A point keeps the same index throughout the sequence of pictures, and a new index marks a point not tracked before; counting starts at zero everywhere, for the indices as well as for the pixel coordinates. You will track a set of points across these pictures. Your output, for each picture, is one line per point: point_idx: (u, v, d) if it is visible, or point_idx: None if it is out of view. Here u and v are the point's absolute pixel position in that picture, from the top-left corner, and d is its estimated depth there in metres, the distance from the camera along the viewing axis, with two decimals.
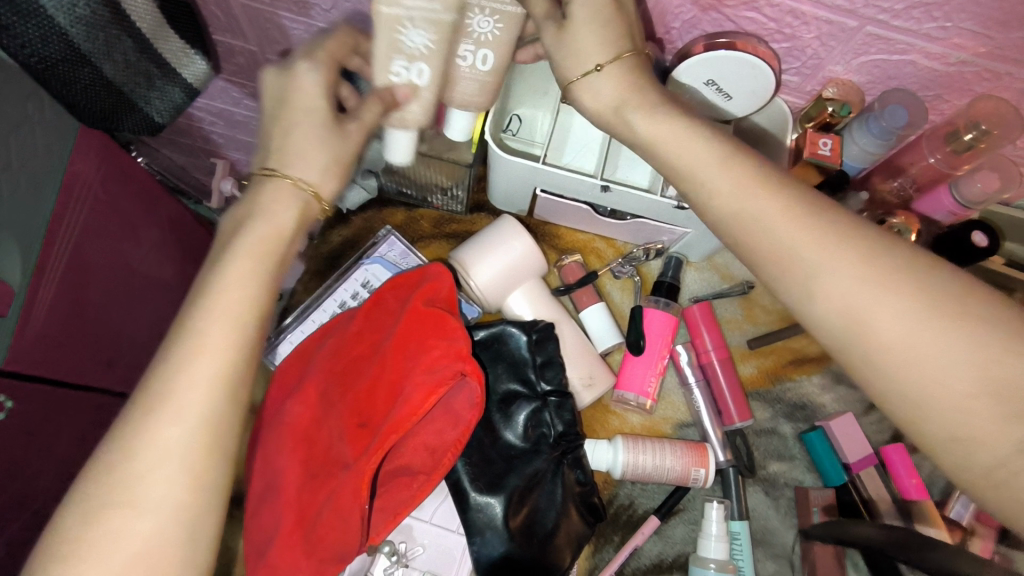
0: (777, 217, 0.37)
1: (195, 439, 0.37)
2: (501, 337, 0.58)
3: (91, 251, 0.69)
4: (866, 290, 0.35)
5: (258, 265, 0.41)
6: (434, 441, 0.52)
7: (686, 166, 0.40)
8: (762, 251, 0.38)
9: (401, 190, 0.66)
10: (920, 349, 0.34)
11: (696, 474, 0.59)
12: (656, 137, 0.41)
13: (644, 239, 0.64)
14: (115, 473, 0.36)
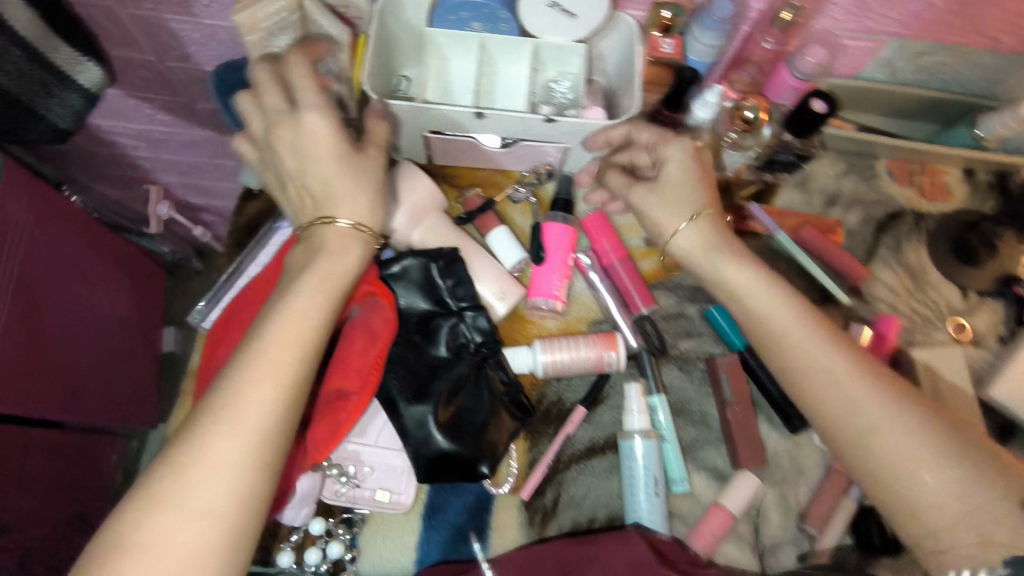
0: (803, 332, 0.55)
1: (259, 433, 0.45)
2: (411, 267, 0.64)
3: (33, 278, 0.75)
4: (884, 421, 0.51)
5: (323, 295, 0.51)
6: (359, 362, 0.59)
7: (759, 303, 0.58)
8: (815, 393, 0.54)
9: None
10: (872, 425, 0.52)
11: (609, 358, 0.65)
12: (691, 248, 0.61)
13: (532, 163, 0.71)
14: (192, 456, 0.44)
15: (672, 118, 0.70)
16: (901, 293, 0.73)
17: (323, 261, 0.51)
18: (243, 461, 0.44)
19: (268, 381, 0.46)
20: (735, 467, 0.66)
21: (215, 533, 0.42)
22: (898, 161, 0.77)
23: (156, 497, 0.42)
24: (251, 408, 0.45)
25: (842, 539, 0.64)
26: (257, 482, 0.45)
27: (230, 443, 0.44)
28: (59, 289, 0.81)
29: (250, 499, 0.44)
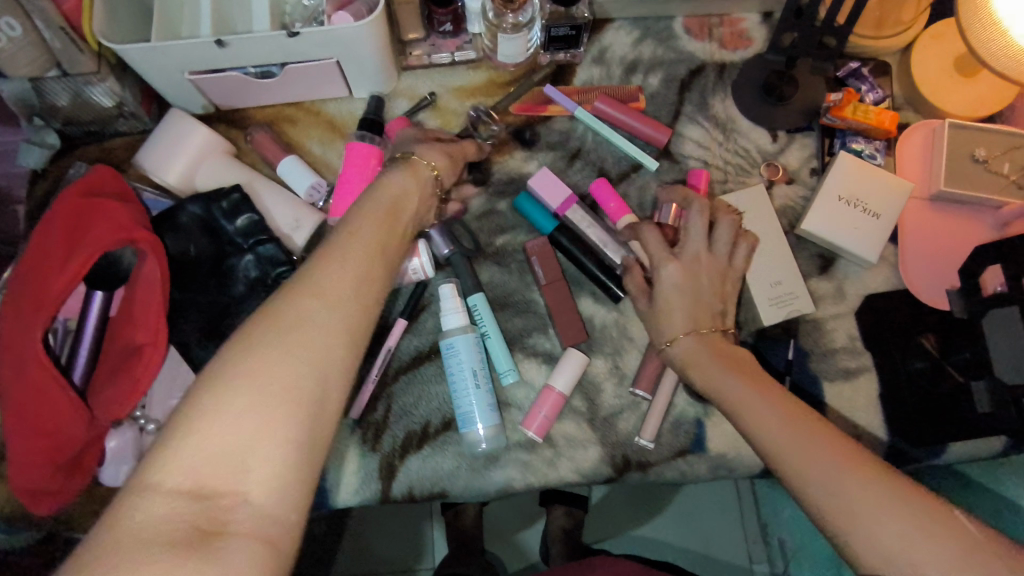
0: (797, 426, 0.48)
1: (318, 364, 0.42)
2: (181, 212, 0.62)
3: None
4: (900, 536, 0.42)
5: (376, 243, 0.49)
6: (140, 311, 0.57)
7: (747, 403, 0.51)
8: (818, 503, 0.45)
9: (82, 128, 0.69)
10: (860, 521, 0.43)
11: (413, 267, 0.64)
12: (681, 353, 0.58)
13: (314, 89, 0.70)
14: (244, 367, 0.40)
15: (446, 13, 0.69)
16: (710, 147, 0.73)
17: (388, 188, 0.54)
18: (328, 342, 0.42)
19: (352, 273, 0.46)
20: (563, 347, 0.66)
21: (296, 409, 0.40)
22: (694, 18, 0.76)
23: (259, 354, 0.41)
24: (307, 338, 0.42)
25: (673, 394, 0.65)
26: (335, 369, 0.43)
27: (321, 319, 0.43)
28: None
29: (328, 377, 0.42)
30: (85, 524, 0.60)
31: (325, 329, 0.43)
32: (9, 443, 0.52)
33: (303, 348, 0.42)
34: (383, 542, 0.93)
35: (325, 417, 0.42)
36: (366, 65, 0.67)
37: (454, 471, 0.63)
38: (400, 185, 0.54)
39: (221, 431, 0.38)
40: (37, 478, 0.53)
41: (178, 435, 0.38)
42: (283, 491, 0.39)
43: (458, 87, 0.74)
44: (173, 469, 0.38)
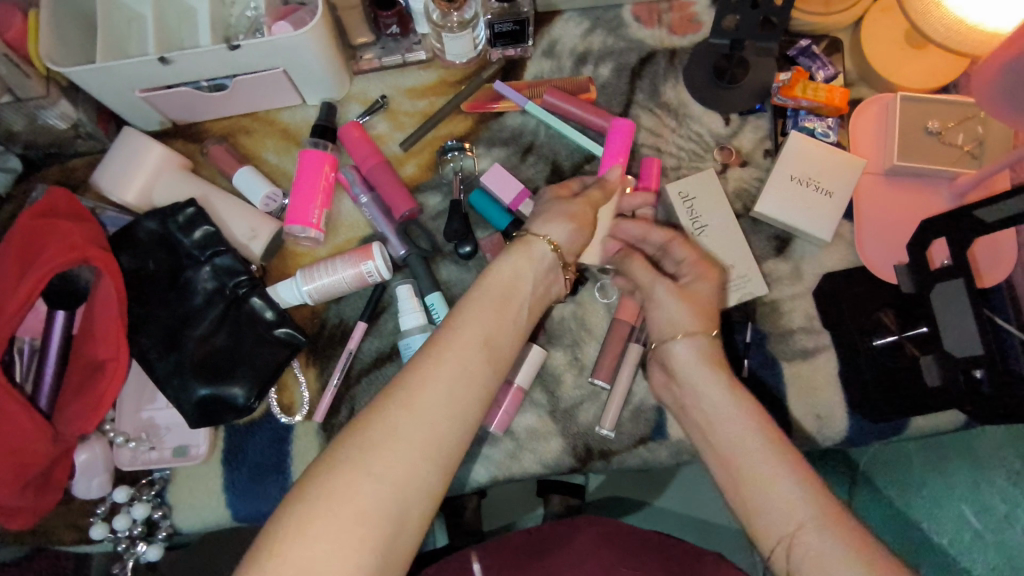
0: (794, 479, 0.45)
1: (393, 505, 0.40)
2: (137, 229, 0.64)
3: None
4: None
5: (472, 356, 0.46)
6: (99, 329, 0.59)
7: (724, 441, 0.48)
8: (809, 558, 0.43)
9: (44, 151, 0.70)
10: None
11: (368, 269, 0.65)
12: (702, 372, 0.53)
13: (266, 100, 0.71)
14: (318, 507, 0.39)
15: (392, 16, 0.70)
16: (663, 134, 0.73)
17: (499, 278, 0.51)
18: (412, 473, 0.41)
19: (447, 386, 0.44)
20: (521, 342, 0.67)
21: (375, 536, 0.39)
22: (642, 5, 0.75)
23: (340, 479, 0.40)
24: (381, 481, 0.40)
25: (632, 381, 0.66)
26: (428, 488, 0.42)
27: (411, 444, 0.42)
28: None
29: (411, 498, 0.41)
30: (62, 536, 0.61)
31: (403, 469, 0.41)
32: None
33: (378, 490, 0.40)
34: None
35: (404, 541, 0.41)
36: (315, 71, 0.68)
37: None
38: (508, 273, 0.51)
39: (301, 557, 0.38)
40: (3, 494, 0.54)
41: (254, 563, 0.38)
42: None
43: (409, 88, 0.74)
44: None
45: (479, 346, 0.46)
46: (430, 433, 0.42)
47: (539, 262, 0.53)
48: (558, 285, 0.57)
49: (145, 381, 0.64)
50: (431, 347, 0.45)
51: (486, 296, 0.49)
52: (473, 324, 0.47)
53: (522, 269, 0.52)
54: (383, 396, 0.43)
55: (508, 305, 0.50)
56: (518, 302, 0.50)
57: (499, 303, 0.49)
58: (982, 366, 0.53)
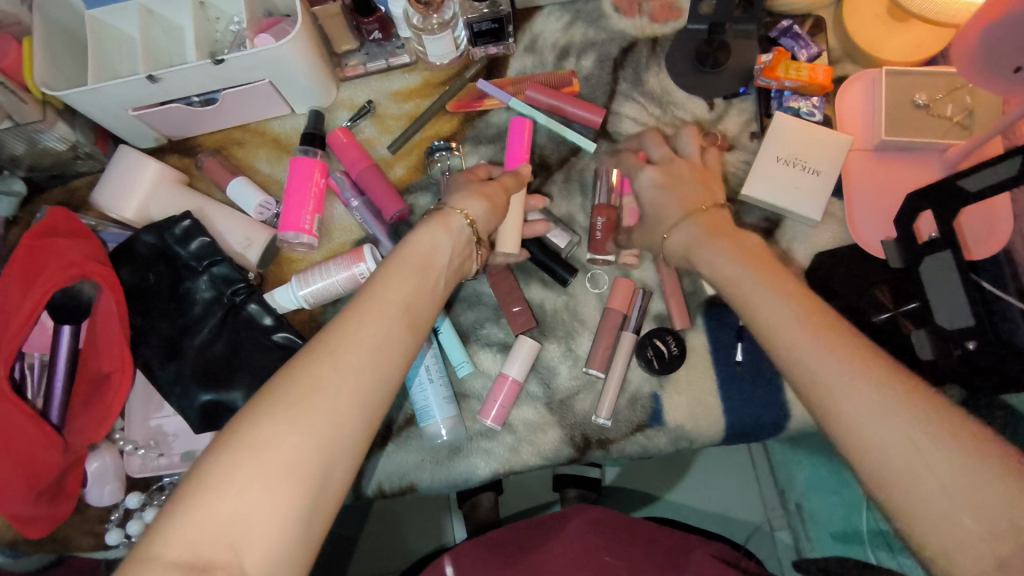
0: (867, 373, 0.41)
1: (319, 449, 0.39)
2: (135, 244, 0.65)
3: None
4: (877, 394, 0.40)
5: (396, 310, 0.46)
6: (105, 343, 0.61)
7: (787, 340, 0.44)
8: (824, 397, 0.42)
9: (46, 173, 0.73)
10: (830, 375, 0.41)
11: (360, 271, 0.66)
12: (728, 279, 0.52)
13: (255, 111, 0.73)
14: (239, 452, 0.37)
15: (372, 22, 0.70)
16: (649, 122, 0.73)
17: (417, 244, 0.52)
18: (341, 417, 0.40)
19: (369, 344, 0.43)
20: (515, 335, 0.68)
21: (296, 493, 0.37)
22: None
23: (263, 424, 0.38)
24: (306, 424, 0.39)
25: (626, 369, 0.66)
26: (358, 433, 0.41)
27: (337, 389, 0.41)
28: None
29: (334, 456, 0.39)
30: (79, 543, 0.64)
31: (331, 412, 0.40)
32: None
33: (304, 434, 0.39)
34: (411, 535, 0.95)
35: (324, 505, 0.39)
36: (299, 80, 0.70)
37: (419, 464, 0.66)
38: (427, 243, 0.52)
39: (222, 509, 0.36)
40: (19, 506, 0.55)
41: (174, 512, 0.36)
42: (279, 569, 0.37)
43: (395, 92, 0.76)
44: (169, 548, 0.35)
45: (403, 303, 0.46)
46: (357, 381, 0.41)
47: (459, 232, 0.55)
48: (472, 262, 0.58)
49: (151, 390, 0.66)
50: (348, 307, 0.45)
51: (411, 261, 0.50)
52: (395, 289, 0.47)
53: (439, 236, 0.53)
54: (302, 356, 0.42)
55: (430, 264, 0.51)
56: (437, 268, 0.51)
57: (420, 267, 0.50)
58: (974, 338, 0.53)
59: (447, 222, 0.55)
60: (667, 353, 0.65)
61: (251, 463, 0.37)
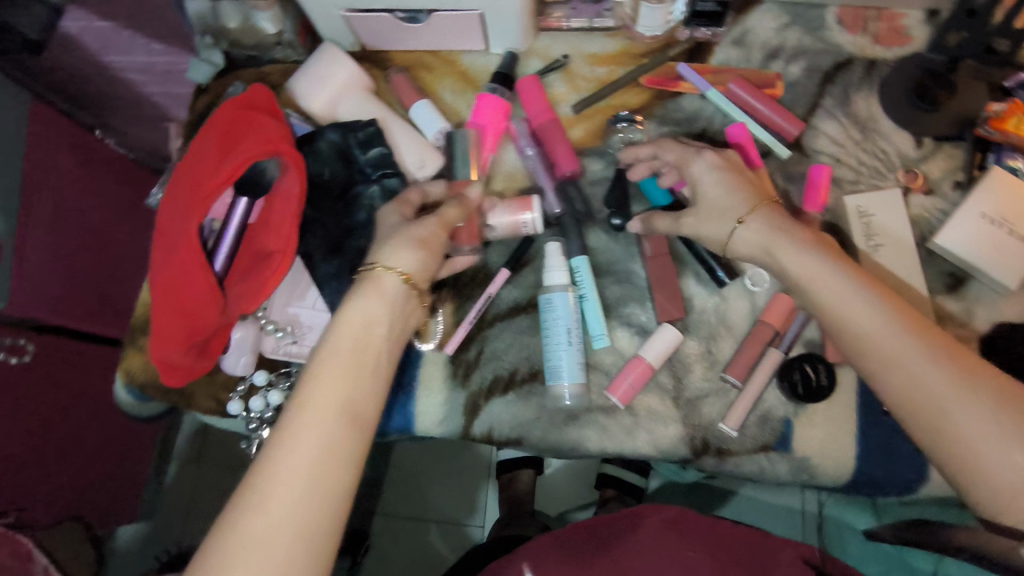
0: (909, 345, 0.48)
1: (282, 543, 0.45)
2: (323, 137, 0.67)
3: (84, 228, 0.97)
4: (920, 361, 0.47)
5: (338, 415, 0.50)
6: (276, 221, 0.62)
7: (845, 306, 0.51)
8: (867, 355, 0.50)
9: (245, 52, 0.75)
10: (896, 353, 0.48)
11: (524, 220, 0.67)
12: (807, 276, 0.53)
13: (455, 38, 0.73)
14: (235, 543, 0.44)
15: None
16: (847, 145, 0.70)
17: (356, 322, 0.54)
18: (300, 519, 0.46)
19: (307, 452, 0.48)
20: (657, 322, 0.66)
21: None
22: (849, 8, 0.72)
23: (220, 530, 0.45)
24: (255, 529, 0.45)
25: (765, 387, 0.64)
26: (317, 529, 0.46)
27: (267, 499, 0.46)
28: (100, 222, 1.01)
29: (305, 548, 0.45)
30: (201, 404, 0.67)
31: (269, 521, 0.45)
32: (155, 317, 0.59)
33: (261, 536, 0.45)
34: (440, 495, 1.03)
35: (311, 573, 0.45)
36: (508, 20, 0.69)
37: (534, 421, 0.65)
38: (360, 320, 0.54)
39: None
40: (173, 351, 0.60)
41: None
42: None
43: (593, 53, 0.74)
44: None
45: (344, 411, 0.50)
46: (315, 485, 0.47)
47: (395, 288, 0.56)
48: (418, 313, 0.59)
49: (300, 279, 0.67)
50: (291, 408, 0.50)
51: (347, 343, 0.53)
52: (326, 385, 0.51)
53: (361, 311, 0.55)
54: (270, 451, 0.48)
55: (351, 342, 0.54)
56: (370, 355, 0.54)
57: (355, 363, 0.53)
58: None
59: (376, 284, 0.56)
60: (815, 381, 0.63)
61: (251, 542, 0.44)
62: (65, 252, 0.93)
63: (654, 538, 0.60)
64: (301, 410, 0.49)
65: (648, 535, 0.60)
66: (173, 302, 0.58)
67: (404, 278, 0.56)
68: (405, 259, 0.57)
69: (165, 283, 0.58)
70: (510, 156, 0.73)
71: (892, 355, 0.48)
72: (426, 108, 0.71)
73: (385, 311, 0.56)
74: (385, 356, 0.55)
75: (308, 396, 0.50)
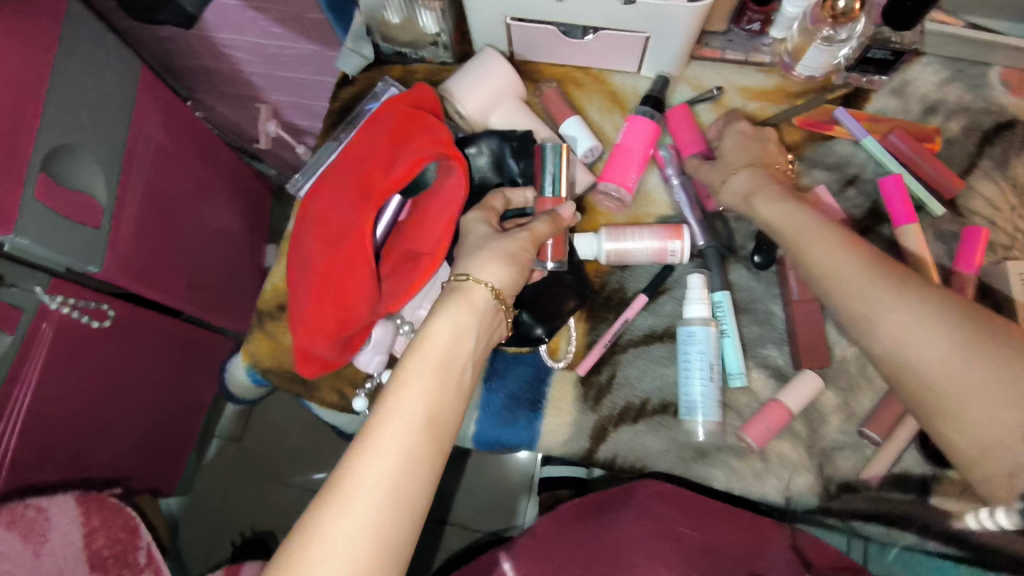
0: (863, 275, 0.47)
1: (361, 553, 0.42)
2: (483, 143, 0.67)
3: (173, 195, 0.99)
4: (890, 294, 0.45)
5: (419, 420, 0.47)
6: (432, 223, 0.62)
7: (812, 241, 0.51)
8: (832, 293, 0.49)
9: (397, 49, 0.75)
10: (855, 294, 0.47)
11: (672, 248, 0.66)
12: (778, 218, 0.55)
13: (609, 58, 0.72)
14: (307, 550, 0.42)
15: (759, 12, 0.69)
16: (1003, 208, 0.68)
17: (447, 332, 0.51)
18: (376, 527, 0.43)
19: (389, 461, 0.45)
20: (796, 367, 0.65)
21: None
22: (1014, 69, 0.71)
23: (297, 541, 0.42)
24: (336, 537, 0.42)
25: (904, 450, 0.62)
26: (395, 539, 0.44)
27: (351, 513, 0.43)
28: (184, 199, 1.02)
29: (386, 560, 0.43)
30: (324, 395, 0.66)
31: (350, 530, 0.42)
32: (307, 308, 0.59)
33: (341, 543, 0.42)
34: (469, 504, 1.10)
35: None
36: (671, 46, 0.69)
37: (662, 454, 0.64)
38: (449, 331, 0.52)
39: None
40: (321, 344, 0.60)
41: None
42: None
43: (745, 88, 0.74)
44: None
45: (427, 417, 0.48)
46: (393, 494, 0.44)
47: (487, 295, 0.54)
48: (502, 330, 0.57)
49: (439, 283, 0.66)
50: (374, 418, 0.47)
51: (432, 357, 0.50)
52: (418, 400, 0.48)
53: (452, 317, 0.52)
54: (345, 457, 0.45)
55: (439, 348, 0.51)
56: (458, 364, 0.51)
57: (443, 370, 0.50)
58: None
59: (464, 294, 0.54)
60: None
61: (327, 547, 0.42)
62: (155, 225, 0.94)
63: (649, 512, 0.59)
64: (385, 414, 0.47)
65: (640, 511, 0.59)
66: (330, 293, 0.58)
67: (486, 288, 0.54)
68: (495, 273, 0.55)
69: (323, 274, 0.58)
70: (654, 182, 0.72)
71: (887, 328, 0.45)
72: (578, 125, 0.71)
73: (473, 321, 0.53)
74: (468, 370, 0.52)
75: (393, 405, 0.47)
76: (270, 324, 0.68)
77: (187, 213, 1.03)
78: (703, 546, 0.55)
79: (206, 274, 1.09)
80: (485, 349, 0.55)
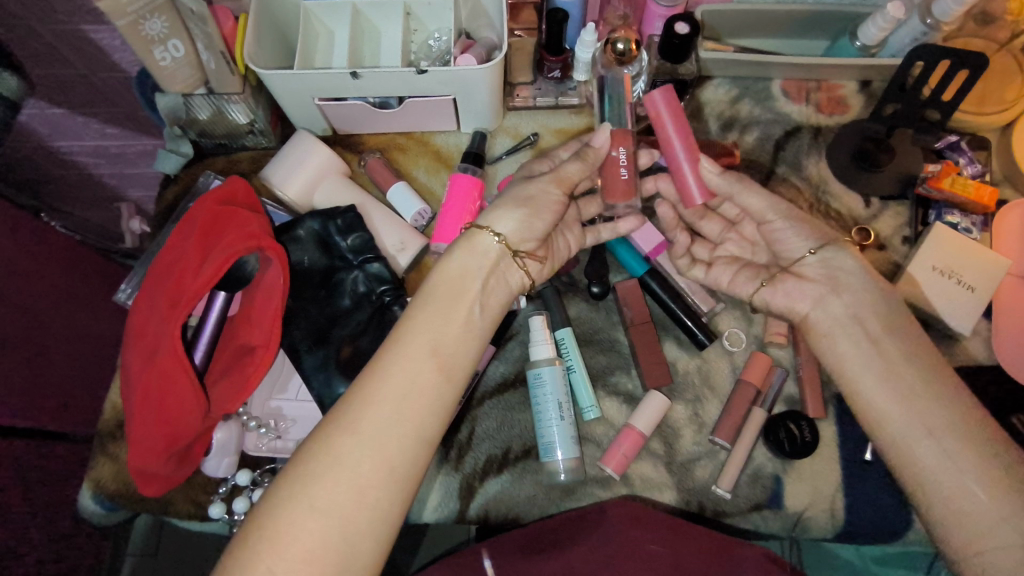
0: (872, 322, 0.56)
1: (363, 464, 0.46)
2: (306, 225, 0.67)
3: (44, 313, 0.90)
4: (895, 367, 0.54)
5: (424, 344, 0.51)
6: (259, 316, 0.61)
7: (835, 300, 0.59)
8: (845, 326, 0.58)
9: (216, 141, 0.75)
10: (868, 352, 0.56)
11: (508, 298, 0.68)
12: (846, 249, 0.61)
13: (426, 122, 0.74)
14: (318, 463, 0.46)
15: (557, 61, 0.73)
16: (802, 204, 0.74)
17: (457, 263, 0.56)
18: (378, 448, 0.47)
19: (400, 386, 0.49)
20: (644, 389, 0.68)
21: (365, 511, 0.45)
22: (793, 80, 0.78)
23: (313, 456, 0.46)
24: (350, 447, 0.46)
25: (752, 446, 0.66)
26: (403, 462, 0.48)
27: (365, 435, 0.47)
28: (54, 309, 0.92)
29: (392, 472, 0.47)
30: (180, 509, 0.64)
31: (357, 449, 0.46)
32: (132, 426, 0.57)
33: (351, 454, 0.46)
34: None
35: (386, 489, 0.46)
36: (479, 104, 0.71)
37: (532, 499, 0.65)
38: (456, 270, 0.56)
39: (320, 502, 0.44)
40: (153, 461, 0.58)
41: (277, 490, 0.45)
42: (324, 556, 0.43)
43: (559, 130, 0.78)
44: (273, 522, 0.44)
45: (436, 344, 0.51)
46: (397, 418, 0.48)
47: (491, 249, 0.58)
48: (517, 275, 0.60)
49: (282, 370, 0.66)
50: (395, 342, 0.51)
51: (440, 288, 0.55)
52: (426, 329, 0.52)
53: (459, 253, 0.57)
54: (361, 380, 0.49)
55: (441, 280, 0.55)
56: (465, 300, 0.54)
57: (449, 300, 0.54)
58: None
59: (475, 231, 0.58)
60: (800, 437, 0.65)
61: (344, 448, 0.46)
62: (12, 351, 0.84)
63: (618, 535, 0.57)
64: (405, 334, 0.52)
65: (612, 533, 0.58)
66: (153, 408, 0.56)
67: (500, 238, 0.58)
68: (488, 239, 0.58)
69: (143, 390, 0.57)
70: None
71: (886, 403, 0.53)
72: (405, 193, 0.72)
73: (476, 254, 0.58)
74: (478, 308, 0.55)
75: (408, 331, 0.52)
76: (112, 445, 0.65)
77: (57, 324, 0.93)
78: (672, 563, 0.55)
79: (90, 388, 0.98)
80: (495, 292, 0.58)
